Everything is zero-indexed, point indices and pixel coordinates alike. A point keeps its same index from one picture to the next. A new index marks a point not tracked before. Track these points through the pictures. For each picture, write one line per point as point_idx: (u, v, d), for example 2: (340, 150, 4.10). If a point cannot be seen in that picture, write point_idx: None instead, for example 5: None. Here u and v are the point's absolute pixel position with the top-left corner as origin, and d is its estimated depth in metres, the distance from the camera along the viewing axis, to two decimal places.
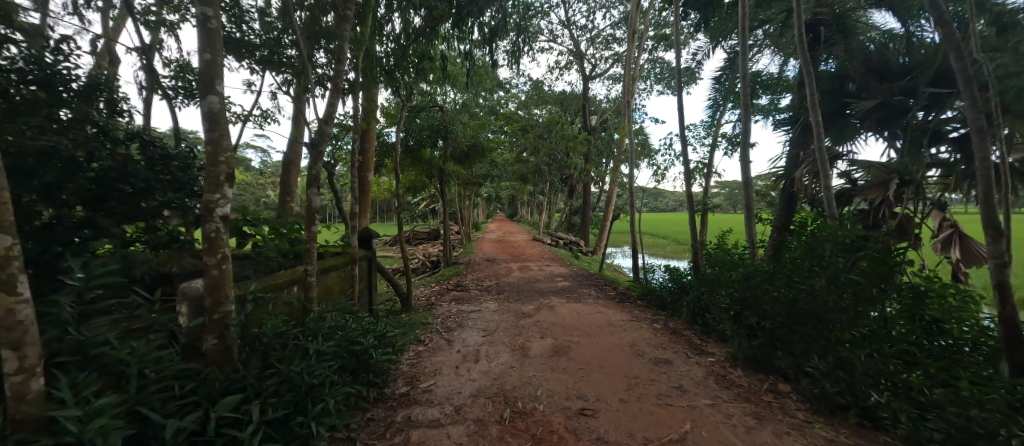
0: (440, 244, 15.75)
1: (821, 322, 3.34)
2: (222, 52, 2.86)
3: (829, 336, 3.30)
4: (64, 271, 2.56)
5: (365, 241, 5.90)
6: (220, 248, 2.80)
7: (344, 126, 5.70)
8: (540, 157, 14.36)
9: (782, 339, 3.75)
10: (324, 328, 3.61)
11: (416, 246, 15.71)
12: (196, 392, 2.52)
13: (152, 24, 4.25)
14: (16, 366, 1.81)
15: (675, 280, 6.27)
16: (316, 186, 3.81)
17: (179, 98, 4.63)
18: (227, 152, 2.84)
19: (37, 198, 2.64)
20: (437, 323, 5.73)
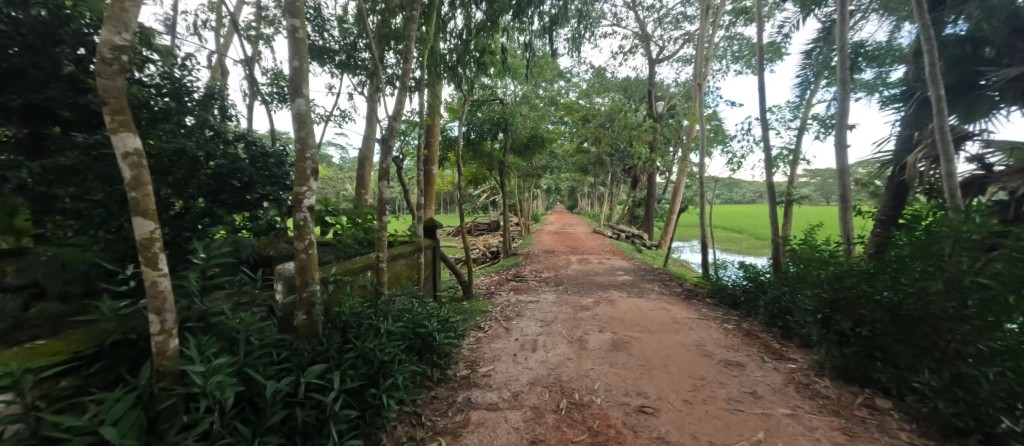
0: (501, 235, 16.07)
1: (937, 332, 2.95)
2: (308, 59, 3.21)
3: (949, 347, 2.90)
4: (192, 252, 3.07)
5: (430, 231, 6.24)
6: (307, 234, 3.15)
7: (412, 123, 6.02)
8: (602, 147, 13.98)
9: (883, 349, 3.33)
10: (394, 309, 3.91)
11: (477, 237, 16.18)
12: (290, 360, 2.90)
13: (253, 38, 4.84)
14: (159, 327, 2.23)
15: (751, 278, 5.83)
16: (386, 179, 4.11)
17: (274, 102, 5.24)
18: (312, 149, 3.19)
19: (170, 192, 3.15)
20: (497, 311, 5.93)
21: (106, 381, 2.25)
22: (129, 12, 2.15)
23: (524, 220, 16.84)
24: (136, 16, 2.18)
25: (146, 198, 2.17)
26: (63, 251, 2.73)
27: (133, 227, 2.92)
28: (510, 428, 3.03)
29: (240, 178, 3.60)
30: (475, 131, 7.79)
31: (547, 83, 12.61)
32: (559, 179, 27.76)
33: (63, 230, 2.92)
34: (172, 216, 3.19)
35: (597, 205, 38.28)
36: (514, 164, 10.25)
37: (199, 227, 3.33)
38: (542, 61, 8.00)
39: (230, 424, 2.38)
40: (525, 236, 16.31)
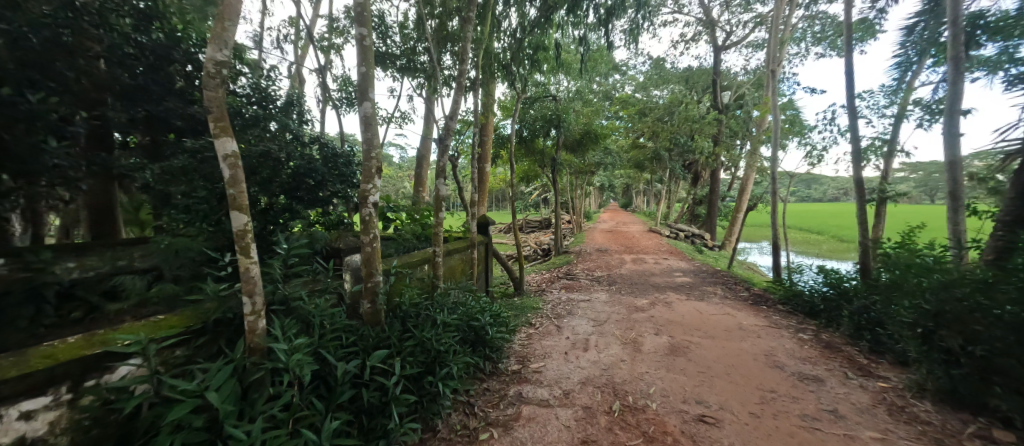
0: (552, 233, 16.00)
1: None
2: (374, 64, 3.43)
3: None
4: (275, 243, 3.42)
5: (483, 227, 6.39)
6: (372, 228, 3.38)
7: (467, 122, 6.20)
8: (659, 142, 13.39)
9: (1004, 373, 2.89)
10: (450, 302, 4.07)
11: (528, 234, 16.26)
12: (357, 344, 3.15)
13: (326, 47, 5.26)
14: (251, 308, 2.54)
15: (834, 286, 5.31)
16: (443, 177, 4.28)
17: (343, 107, 5.66)
18: (377, 149, 3.42)
19: (258, 190, 3.55)
20: (548, 309, 5.94)
21: (209, 353, 2.60)
22: (229, 31, 2.44)
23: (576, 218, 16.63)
24: (233, 34, 2.47)
25: (242, 194, 2.47)
26: (178, 239, 3.17)
27: (231, 219, 3.32)
28: (562, 426, 3.05)
29: (314, 177, 3.94)
30: (527, 128, 7.83)
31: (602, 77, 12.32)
32: (613, 176, 27.04)
33: (176, 223, 3.40)
34: (260, 211, 3.58)
35: (654, 203, 36.73)
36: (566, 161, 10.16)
37: (281, 221, 3.71)
38: (597, 55, 7.83)
39: (307, 399, 2.64)
40: (577, 234, 16.09)
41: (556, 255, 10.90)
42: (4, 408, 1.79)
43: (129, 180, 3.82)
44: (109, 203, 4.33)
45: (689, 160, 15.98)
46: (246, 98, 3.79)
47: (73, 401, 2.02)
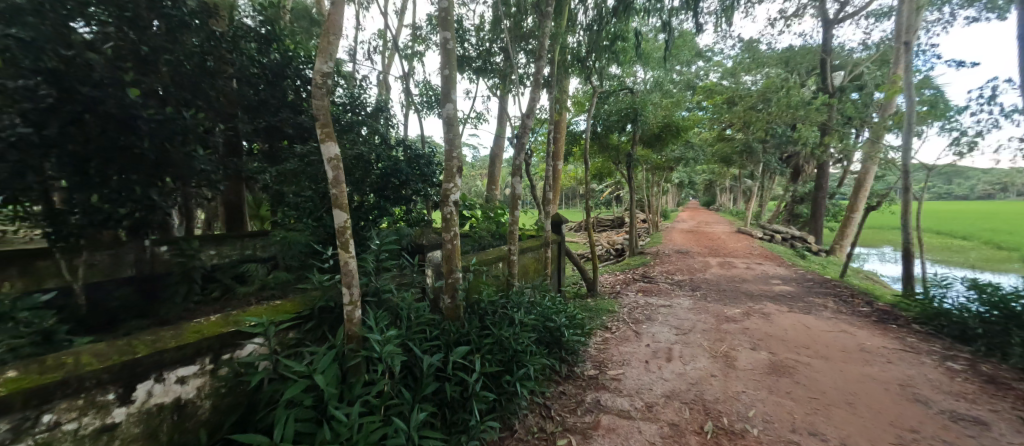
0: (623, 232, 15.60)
1: None
2: (456, 67, 3.54)
3: None
4: (367, 239, 3.67)
5: (556, 226, 6.37)
6: (452, 226, 3.47)
7: (541, 120, 6.21)
8: (751, 134, 12.33)
9: None
10: (525, 301, 4.07)
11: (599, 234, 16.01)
12: (440, 338, 3.25)
13: (409, 54, 5.57)
14: (349, 299, 2.70)
15: (995, 308, 4.36)
16: (519, 175, 4.29)
17: (424, 110, 5.98)
18: (458, 149, 3.51)
19: (353, 190, 3.85)
20: (625, 312, 5.75)
21: (314, 337, 2.83)
22: (333, 44, 2.63)
23: (651, 218, 15.96)
24: (336, 46, 2.65)
25: (342, 193, 2.65)
26: (289, 234, 3.54)
27: (331, 216, 3.62)
28: (645, 441, 2.86)
29: (399, 177, 4.15)
30: (601, 124, 7.70)
31: (683, 67, 11.70)
32: (702, 174, 25.22)
33: (287, 219, 3.81)
34: (353, 209, 3.86)
35: (744, 201, 33.54)
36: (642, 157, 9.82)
37: (371, 218, 3.97)
38: (681, 41, 7.46)
39: (396, 387, 2.75)
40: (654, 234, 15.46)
41: (629, 256, 10.56)
42: (166, 373, 2.13)
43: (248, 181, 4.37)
44: (239, 201, 5.15)
45: (787, 153, 14.45)
46: (343, 105, 4.46)
47: (213, 370, 2.35)
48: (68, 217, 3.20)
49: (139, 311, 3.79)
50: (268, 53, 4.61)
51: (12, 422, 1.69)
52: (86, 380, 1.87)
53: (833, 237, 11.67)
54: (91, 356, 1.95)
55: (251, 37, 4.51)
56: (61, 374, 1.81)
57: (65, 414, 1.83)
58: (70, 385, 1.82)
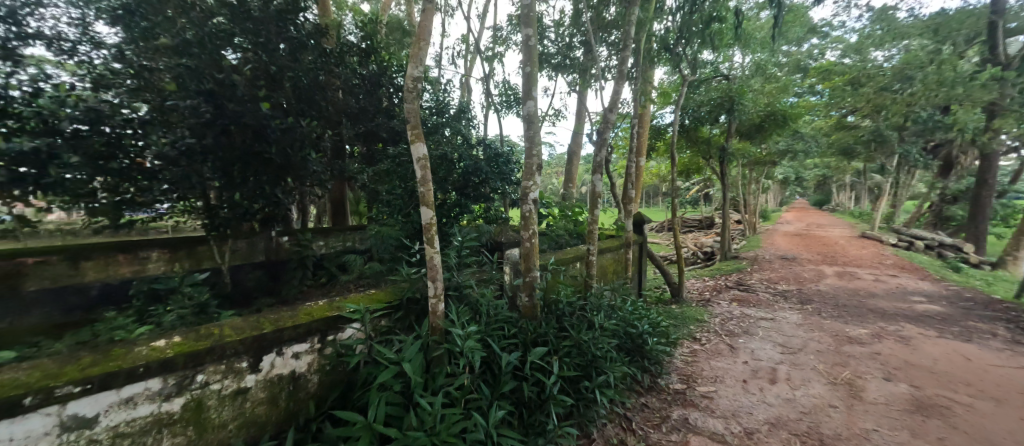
0: (713, 234, 14.34)
1: None
2: (537, 63, 3.46)
3: None
4: (450, 235, 3.82)
5: (638, 227, 6.08)
6: (531, 225, 3.40)
7: (623, 115, 5.91)
8: (880, 119, 10.46)
9: None
10: (606, 303, 3.88)
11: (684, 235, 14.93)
12: (517, 336, 3.23)
13: (490, 56, 5.66)
14: (433, 292, 2.79)
15: None
16: (600, 172, 4.10)
17: (503, 110, 6.05)
18: (538, 147, 3.43)
19: (436, 188, 4.02)
20: (716, 323, 5.26)
21: (403, 326, 2.99)
22: (423, 50, 2.71)
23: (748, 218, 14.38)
24: (426, 52, 2.73)
25: (429, 192, 2.72)
26: (383, 229, 3.82)
27: (418, 213, 3.82)
28: None
29: (480, 176, 4.24)
30: (690, 115, 7.15)
31: (791, 47, 10.30)
32: (806, 168, 22.27)
33: (381, 215, 4.12)
34: (437, 206, 4.04)
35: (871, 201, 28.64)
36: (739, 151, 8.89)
37: (454, 215, 4.11)
38: (788, 17, 6.56)
39: (476, 382, 2.76)
40: (751, 237, 13.96)
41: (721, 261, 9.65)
42: (284, 348, 2.40)
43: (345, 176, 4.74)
44: (343, 197, 5.70)
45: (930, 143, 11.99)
46: (429, 111, 4.78)
47: (320, 349, 2.60)
48: (220, 210, 3.90)
49: (267, 290, 4.43)
50: (367, 65, 5.04)
51: (177, 378, 2.02)
52: (228, 348, 2.17)
53: (1004, 245, 9.37)
54: (231, 328, 2.26)
55: (354, 52, 4.98)
56: (210, 342, 2.12)
57: (212, 376, 2.14)
58: (215, 352, 2.12)
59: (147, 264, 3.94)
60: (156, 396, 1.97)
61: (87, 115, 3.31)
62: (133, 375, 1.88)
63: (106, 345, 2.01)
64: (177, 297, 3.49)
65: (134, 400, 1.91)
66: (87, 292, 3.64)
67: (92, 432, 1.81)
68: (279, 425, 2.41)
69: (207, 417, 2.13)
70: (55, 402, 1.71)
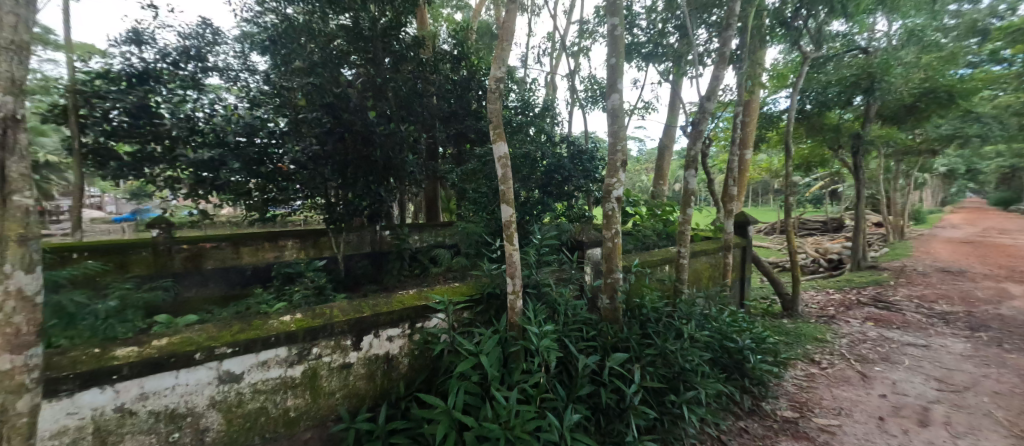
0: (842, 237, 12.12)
1: None
2: (623, 54, 3.25)
3: None
4: (531, 233, 3.85)
5: (741, 228, 5.43)
6: (614, 224, 3.24)
7: (726, 103, 5.30)
8: None
9: None
10: (698, 312, 3.52)
11: (803, 238, 12.89)
12: (597, 339, 3.11)
13: (576, 52, 5.56)
14: (512, 288, 2.83)
15: None
16: (694, 167, 3.73)
17: (589, 105, 5.91)
18: (623, 142, 3.23)
19: (519, 186, 4.09)
20: (842, 345, 4.42)
21: (483, 319, 3.10)
22: (506, 50, 2.73)
23: (894, 220, 11.80)
24: (509, 52, 2.74)
25: (509, 190, 2.75)
26: (468, 225, 4.02)
27: (501, 210, 3.93)
28: None
29: (562, 173, 4.21)
30: (814, 99, 6.12)
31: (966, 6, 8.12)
32: (986, 159, 17.50)
33: (467, 212, 4.32)
34: (520, 204, 4.09)
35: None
36: (882, 138, 7.35)
37: (535, 213, 4.14)
38: None
39: (552, 381, 2.72)
40: (896, 243, 11.47)
41: (852, 271, 8.10)
42: (380, 331, 2.66)
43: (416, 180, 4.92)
44: (435, 195, 6.15)
45: None
46: (515, 109, 4.87)
47: (410, 335, 2.82)
48: (336, 207, 4.48)
49: (371, 278, 4.96)
50: (458, 71, 5.34)
51: (298, 349, 2.36)
52: (337, 327, 2.47)
53: None
54: (339, 310, 2.57)
55: (447, 59, 5.32)
56: (323, 320, 2.44)
57: (324, 350, 2.46)
58: (326, 329, 2.43)
59: (284, 251, 4.72)
60: (284, 362, 2.32)
61: (244, 129, 4.15)
62: (267, 342, 2.23)
63: (248, 316, 2.40)
64: (303, 280, 4.14)
65: (268, 363, 2.26)
66: (243, 272, 4.49)
67: (238, 386, 2.19)
68: (375, 399, 2.68)
69: (319, 384, 2.46)
70: (215, 359, 2.10)
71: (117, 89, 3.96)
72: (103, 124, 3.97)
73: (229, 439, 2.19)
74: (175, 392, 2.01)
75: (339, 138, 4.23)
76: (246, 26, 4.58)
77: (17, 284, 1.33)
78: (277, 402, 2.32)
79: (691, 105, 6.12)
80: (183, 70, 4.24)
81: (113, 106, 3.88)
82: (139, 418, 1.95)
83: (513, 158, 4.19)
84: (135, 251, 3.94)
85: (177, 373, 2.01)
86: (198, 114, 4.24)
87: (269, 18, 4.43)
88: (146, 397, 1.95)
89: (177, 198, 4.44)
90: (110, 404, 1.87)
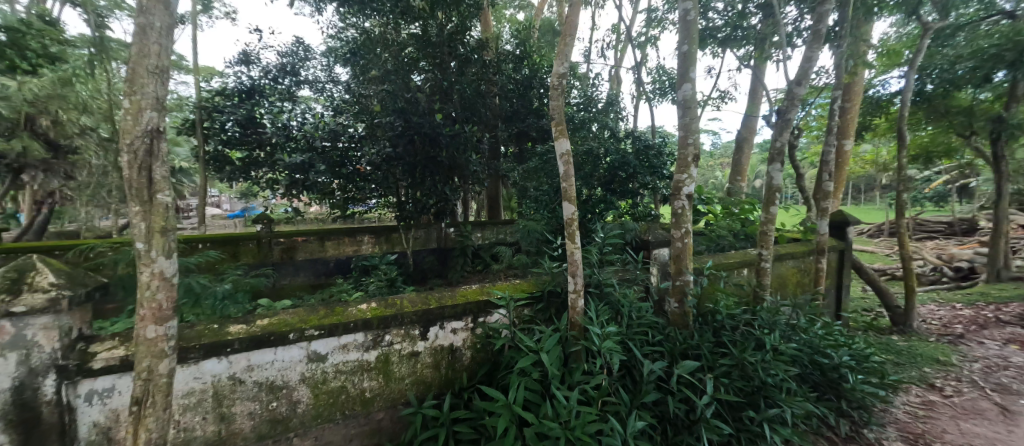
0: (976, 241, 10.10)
1: None
2: (698, 39, 2.99)
3: None
4: (593, 231, 3.76)
5: (838, 230, 4.78)
6: (684, 223, 3.03)
7: (820, 88, 4.69)
8: None
9: None
10: (784, 321, 3.14)
11: (921, 242, 10.98)
12: (664, 344, 2.94)
13: (642, 42, 5.31)
14: (573, 287, 2.79)
15: None
16: (780, 161, 3.32)
17: (657, 98, 5.64)
18: (695, 135, 3.00)
19: (581, 184, 4.03)
20: (973, 370, 3.68)
21: (544, 317, 3.10)
22: (569, 46, 2.67)
23: None
24: (572, 47, 2.68)
25: (571, 187, 2.68)
26: (530, 223, 4.05)
27: (562, 208, 3.91)
28: None
29: (627, 170, 4.06)
30: (937, 77, 5.17)
31: None
32: None
33: (529, 210, 4.35)
34: (582, 202, 4.04)
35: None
36: None
37: (598, 211, 4.07)
38: None
39: (614, 385, 2.63)
40: None
41: (988, 283, 6.73)
42: (445, 323, 2.80)
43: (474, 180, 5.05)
44: (497, 194, 6.28)
45: None
46: (577, 106, 4.96)
47: (473, 328, 2.93)
48: (406, 205, 4.79)
49: (437, 273, 5.22)
50: (520, 70, 5.38)
51: (374, 335, 2.57)
52: (406, 317, 2.64)
53: None
54: (408, 301, 2.74)
55: (510, 59, 5.38)
56: (394, 310, 2.62)
57: (395, 338, 2.65)
58: (397, 319, 2.61)
59: (362, 245, 5.15)
60: (361, 346, 2.54)
61: (328, 134, 4.61)
62: (348, 328, 2.46)
63: (331, 302, 2.65)
64: (378, 272, 4.50)
65: (348, 347, 2.49)
66: (327, 263, 4.99)
67: (324, 365, 2.44)
68: (440, 388, 2.83)
69: (391, 369, 2.66)
70: (305, 340, 2.36)
71: (231, 103, 4.64)
72: (221, 134, 4.70)
73: (316, 412, 2.46)
74: (274, 366, 2.31)
75: (409, 140, 4.46)
76: (332, 42, 5.11)
77: (159, 268, 1.53)
78: (355, 382, 2.55)
79: (776, 92, 5.51)
80: (280, 84, 4.90)
81: (228, 119, 4.59)
82: (246, 386, 2.26)
83: (575, 155, 4.18)
84: (244, 243, 4.57)
85: (275, 350, 2.30)
86: (292, 122, 4.77)
87: (350, 32, 4.87)
88: (252, 369, 2.26)
89: (274, 196, 5.05)
90: (225, 372, 2.20)
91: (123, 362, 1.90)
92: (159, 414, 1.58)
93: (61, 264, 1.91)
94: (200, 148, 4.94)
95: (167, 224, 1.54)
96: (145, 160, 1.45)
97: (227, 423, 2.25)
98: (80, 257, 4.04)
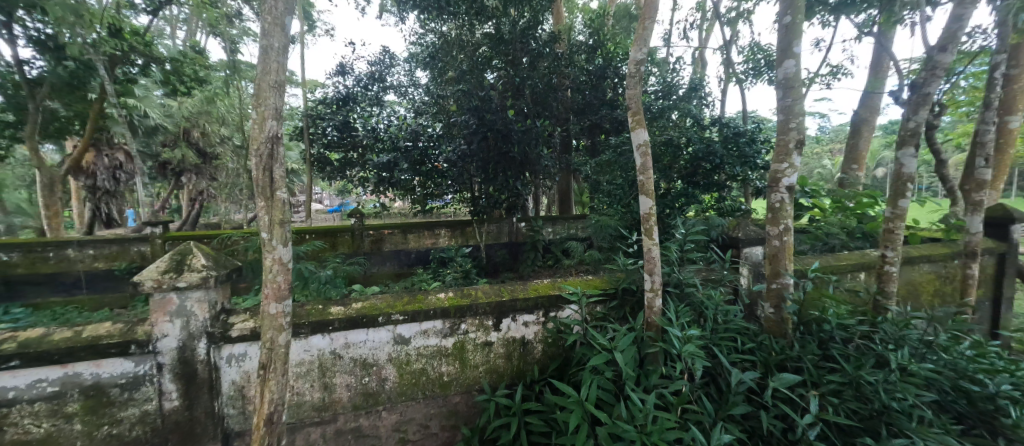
0: None
1: None
2: (805, 7, 2.57)
3: None
4: (673, 227, 3.53)
5: (997, 228, 3.85)
6: (783, 219, 2.68)
7: (975, 53, 3.79)
8: None
9: None
10: (917, 337, 2.61)
11: None
12: (755, 353, 2.66)
13: (733, 19, 4.79)
14: (650, 286, 2.64)
15: None
16: (914, 144, 2.74)
17: (749, 79, 5.10)
18: (799, 118, 2.61)
19: (659, 177, 3.82)
20: None
21: (618, 315, 2.99)
22: (648, 30, 2.49)
23: None
24: (651, 31, 2.50)
25: (649, 181, 2.52)
26: (603, 218, 3.95)
27: (638, 203, 3.73)
28: None
29: (712, 161, 3.75)
30: None
31: None
32: None
33: (602, 204, 4.25)
34: (660, 196, 3.83)
35: None
36: None
37: (678, 206, 3.85)
38: None
39: (696, 392, 2.44)
40: None
41: None
42: (518, 315, 2.85)
43: (551, 173, 5.08)
44: (569, 188, 6.23)
45: None
46: (656, 95, 4.74)
47: (545, 322, 2.94)
48: (479, 200, 4.96)
49: (508, 266, 5.36)
50: (594, 60, 5.22)
51: (450, 323, 2.72)
52: (480, 307, 2.74)
53: None
54: (483, 292, 2.84)
55: (583, 50, 5.23)
56: (469, 300, 2.73)
57: (470, 326, 2.77)
58: (472, 309, 2.72)
59: (439, 238, 5.49)
60: (440, 333, 2.70)
61: (410, 134, 4.98)
62: (428, 315, 2.64)
63: (413, 290, 2.85)
64: (454, 264, 4.78)
65: (428, 332, 2.68)
66: (409, 254, 5.39)
67: (407, 347, 2.66)
68: (512, 378, 2.90)
69: (466, 356, 2.79)
70: (392, 323, 2.58)
71: (331, 111, 5.25)
72: (323, 138, 5.32)
73: (401, 390, 2.68)
74: (366, 345, 2.57)
75: (483, 137, 4.58)
76: (413, 48, 5.47)
77: (279, 255, 1.78)
78: (434, 366, 2.73)
79: (909, 62, 4.58)
80: (370, 90, 5.39)
81: (329, 125, 5.20)
82: (345, 361, 2.55)
83: (654, 146, 3.94)
84: (341, 234, 5.11)
85: (367, 331, 2.56)
86: (380, 125, 5.23)
87: (429, 37, 5.17)
88: (348, 347, 2.54)
89: (365, 192, 5.60)
90: (328, 347, 2.51)
91: (252, 333, 2.25)
92: (279, 379, 1.85)
93: (211, 250, 2.34)
94: (307, 151, 5.66)
95: (284, 217, 1.78)
96: (267, 162, 1.70)
97: (330, 392, 2.56)
98: (222, 245, 4.90)
